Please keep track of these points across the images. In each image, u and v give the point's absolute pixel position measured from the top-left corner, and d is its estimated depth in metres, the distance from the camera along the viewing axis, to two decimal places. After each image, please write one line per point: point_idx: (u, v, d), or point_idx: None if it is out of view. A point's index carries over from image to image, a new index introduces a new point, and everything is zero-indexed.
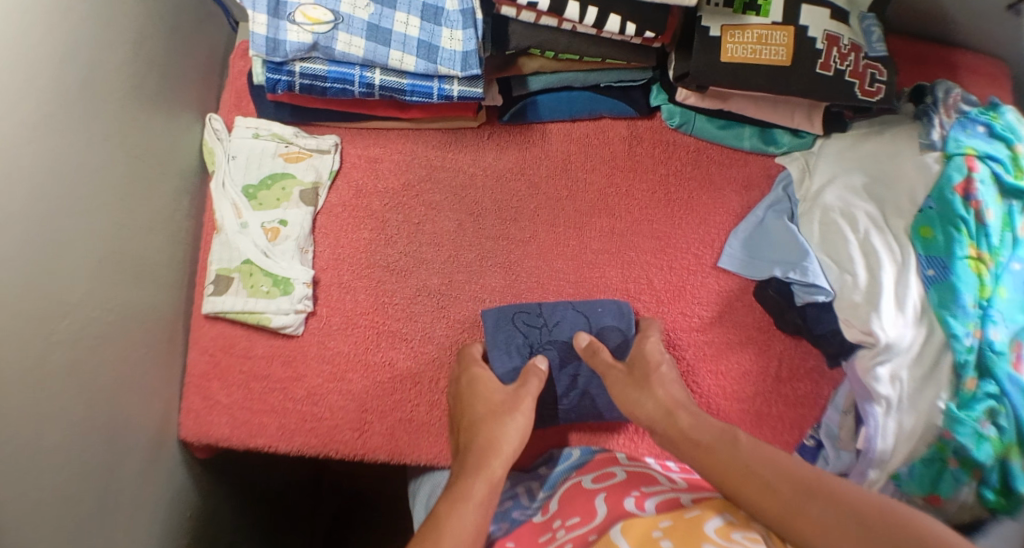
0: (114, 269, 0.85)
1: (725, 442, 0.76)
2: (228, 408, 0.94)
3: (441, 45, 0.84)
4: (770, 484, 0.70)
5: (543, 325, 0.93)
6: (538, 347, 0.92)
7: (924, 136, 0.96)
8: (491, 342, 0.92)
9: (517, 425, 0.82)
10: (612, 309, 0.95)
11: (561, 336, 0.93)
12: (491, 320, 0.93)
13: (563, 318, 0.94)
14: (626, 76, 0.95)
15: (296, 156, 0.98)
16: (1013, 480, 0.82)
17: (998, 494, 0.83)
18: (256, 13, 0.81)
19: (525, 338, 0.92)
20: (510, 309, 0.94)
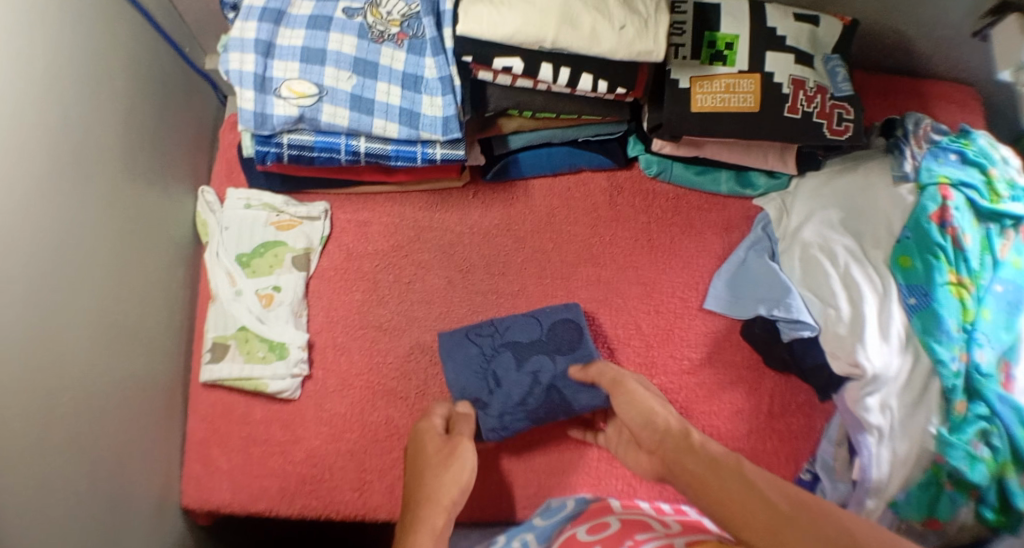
0: (112, 341, 0.87)
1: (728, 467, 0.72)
2: (228, 474, 0.95)
3: (422, 112, 0.86)
4: (762, 516, 0.66)
5: (494, 332, 0.96)
6: (491, 353, 0.94)
7: (897, 168, 1.00)
8: (446, 361, 0.94)
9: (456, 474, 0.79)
10: (562, 307, 0.97)
11: (513, 338, 0.95)
12: (445, 341, 0.95)
13: (513, 323, 0.96)
14: (603, 130, 0.99)
15: (287, 224, 1.00)
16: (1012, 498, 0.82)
17: (998, 513, 0.84)
18: (244, 90, 0.84)
19: (479, 351, 0.95)
20: (461, 328, 0.96)
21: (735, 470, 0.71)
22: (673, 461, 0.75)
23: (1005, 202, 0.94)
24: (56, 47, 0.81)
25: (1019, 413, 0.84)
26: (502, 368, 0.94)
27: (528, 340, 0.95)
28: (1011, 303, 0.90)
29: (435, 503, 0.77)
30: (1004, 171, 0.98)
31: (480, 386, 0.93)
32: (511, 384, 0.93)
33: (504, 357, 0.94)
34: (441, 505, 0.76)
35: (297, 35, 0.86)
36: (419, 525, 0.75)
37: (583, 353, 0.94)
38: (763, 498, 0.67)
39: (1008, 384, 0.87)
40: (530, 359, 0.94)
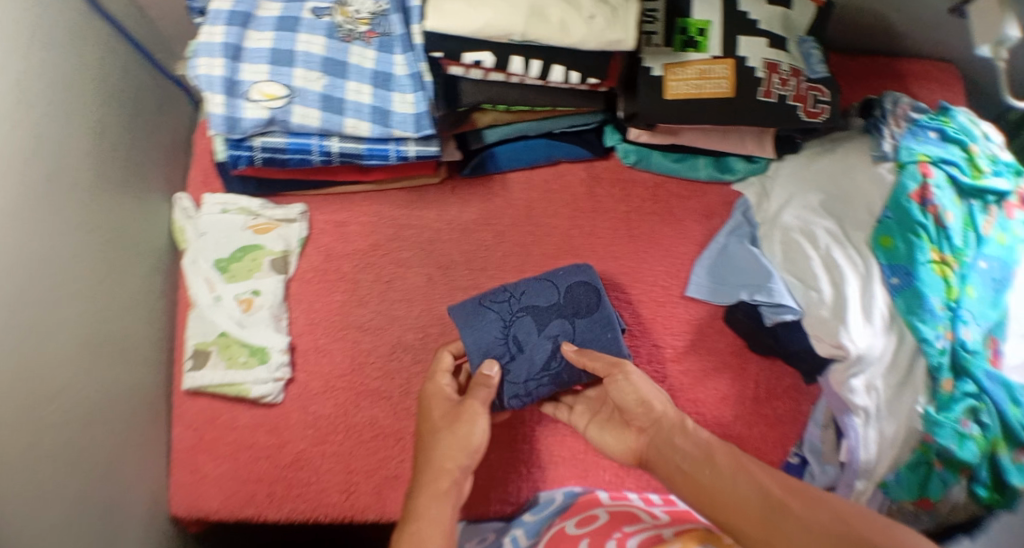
0: (93, 353, 0.86)
1: (718, 455, 0.73)
2: (216, 480, 0.94)
3: (394, 109, 0.86)
4: (750, 504, 0.68)
5: (510, 297, 0.94)
6: (511, 317, 0.93)
7: (877, 148, 0.99)
8: (463, 326, 0.92)
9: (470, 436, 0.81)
10: (574, 269, 0.97)
11: (531, 302, 0.94)
12: (462, 310, 0.93)
13: (529, 289, 0.95)
14: (577, 120, 0.98)
15: (264, 227, 0.99)
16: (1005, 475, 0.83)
17: (990, 490, 0.85)
18: (213, 94, 0.82)
19: (498, 316, 0.93)
20: (474, 297, 0.95)
21: (718, 460, 0.72)
22: (661, 444, 0.78)
23: (987, 178, 0.95)
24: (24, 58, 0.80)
25: (1007, 390, 0.85)
26: (522, 332, 0.92)
27: (546, 304, 0.94)
28: (994, 280, 0.91)
29: (436, 467, 0.79)
30: (984, 147, 0.99)
31: (500, 351, 0.91)
32: (533, 349, 0.91)
33: (524, 322, 0.93)
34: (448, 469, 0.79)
35: (265, 37, 0.85)
36: (424, 488, 0.78)
37: (602, 316, 0.93)
38: (752, 485, 0.69)
39: (996, 360, 0.88)
40: (550, 323, 0.93)
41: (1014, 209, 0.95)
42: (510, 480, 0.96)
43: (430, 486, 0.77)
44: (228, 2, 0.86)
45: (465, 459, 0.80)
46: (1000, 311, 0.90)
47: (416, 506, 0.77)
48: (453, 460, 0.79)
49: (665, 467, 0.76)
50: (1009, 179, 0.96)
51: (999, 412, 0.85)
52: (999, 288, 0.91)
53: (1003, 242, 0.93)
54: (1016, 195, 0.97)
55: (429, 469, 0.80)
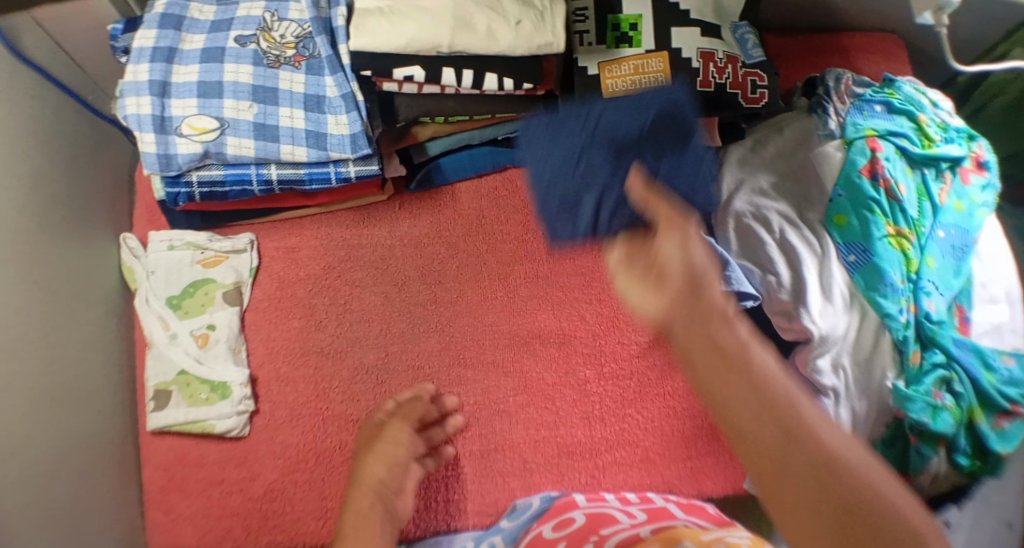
0: (49, 407, 0.85)
1: (754, 385, 0.62)
2: (190, 519, 0.93)
3: (329, 132, 0.85)
4: (730, 395, 0.62)
5: (586, 115, 0.90)
6: (591, 141, 0.90)
7: (823, 127, 1.00)
8: (528, 143, 0.93)
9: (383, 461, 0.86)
10: (660, 97, 0.90)
11: (610, 124, 0.90)
12: (530, 134, 0.92)
13: (619, 116, 0.90)
14: (521, 125, 0.97)
15: (213, 260, 0.98)
16: (987, 442, 0.84)
17: (972, 458, 0.85)
18: (144, 133, 0.83)
19: (583, 129, 0.89)
20: (538, 125, 0.91)
21: (742, 372, 0.63)
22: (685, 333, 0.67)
23: (938, 146, 0.95)
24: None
25: (978, 355, 0.86)
26: (594, 162, 0.89)
27: (627, 134, 0.89)
28: (956, 247, 0.91)
29: (362, 487, 0.84)
30: (934, 114, 0.99)
31: (567, 189, 0.89)
32: (599, 181, 0.88)
33: (598, 151, 0.89)
34: (364, 488, 0.84)
35: (191, 70, 0.85)
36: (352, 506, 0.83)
37: (692, 153, 0.89)
38: (779, 417, 0.60)
39: (965, 327, 0.88)
40: (627, 156, 0.88)
41: (970, 173, 0.95)
42: (487, 489, 0.94)
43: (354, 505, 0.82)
44: (150, 39, 0.85)
45: (385, 474, 0.86)
46: (963, 278, 0.90)
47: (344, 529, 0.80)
48: (376, 474, 0.85)
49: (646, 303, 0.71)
50: (962, 143, 0.96)
51: (971, 379, 0.85)
52: (962, 255, 0.91)
53: (961, 208, 0.92)
54: (971, 160, 0.96)
55: (357, 486, 0.85)
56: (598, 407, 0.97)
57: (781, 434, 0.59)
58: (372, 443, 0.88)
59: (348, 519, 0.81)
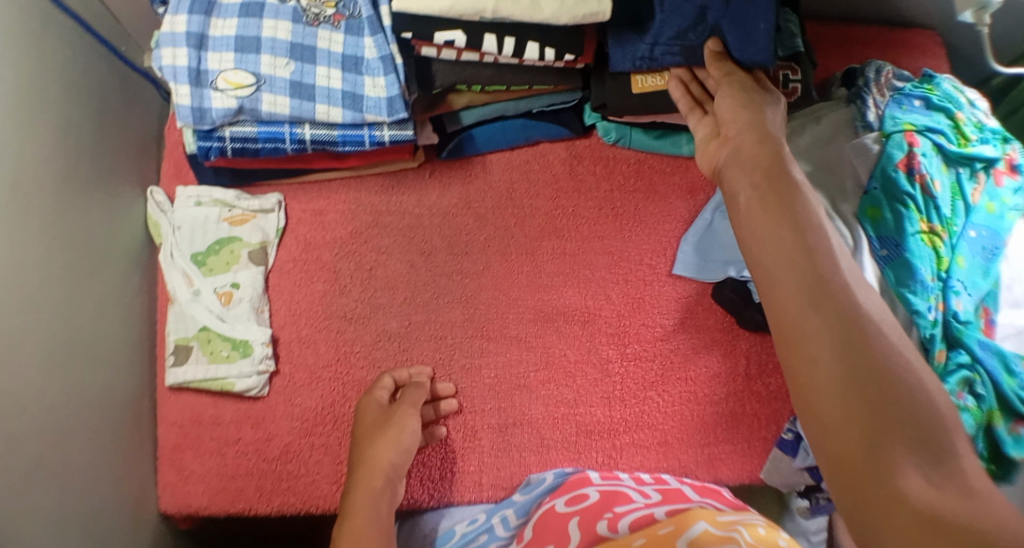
0: (69, 356, 0.85)
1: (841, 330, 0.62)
2: (203, 477, 0.93)
3: (365, 94, 0.85)
4: (791, 283, 0.66)
5: None
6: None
7: (861, 118, 0.99)
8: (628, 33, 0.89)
9: (390, 439, 0.85)
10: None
11: None
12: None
13: None
14: (556, 99, 0.96)
15: (240, 219, 0.98)
16: (1003, 446, 0.82)
17: (989, 461, 0.84)
18: (179, 85, 0.82)
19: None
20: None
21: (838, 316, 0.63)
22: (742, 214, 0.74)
23: (974, 145, 0.93)
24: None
25: (1002, 359, 0.83)
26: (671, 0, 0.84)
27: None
28: (985, 249, 0.88)
29: (372, 465, 0.84)
30: (972, 113, 0.97)
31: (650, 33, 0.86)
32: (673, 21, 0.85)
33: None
34: (376, 468, 0.84)
35: (229, 25, 0.84)
36: (358, 492, 0.82)
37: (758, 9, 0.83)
38: (846, 361, 0.61)
39: (990, 331, 0.86)
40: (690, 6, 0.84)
41: (1003, 176, 0.93)
42: (504, 463, 0.93)
43: (366, 485, 0.82)
44: None
45: (398, 459, 0.85)
46: (989, 279, 0.88)
47: (351, 512, 0.80)
48: (386, 457, 0.84)
49: (735, 184, 0.76)
50: (996, 145, 0.94)
51: (993, 381, 0.82)
52: (991, 257, 0.88)
53: (992, 209, 0.90)
54: (1005, 162, 0.94)
55: (364, 465, 0.85)
56: (619, 387, 0.96)
57: (837, 334, 0.62)
58: (379, 423, 0.87)
59: (360, 502, 0.81)
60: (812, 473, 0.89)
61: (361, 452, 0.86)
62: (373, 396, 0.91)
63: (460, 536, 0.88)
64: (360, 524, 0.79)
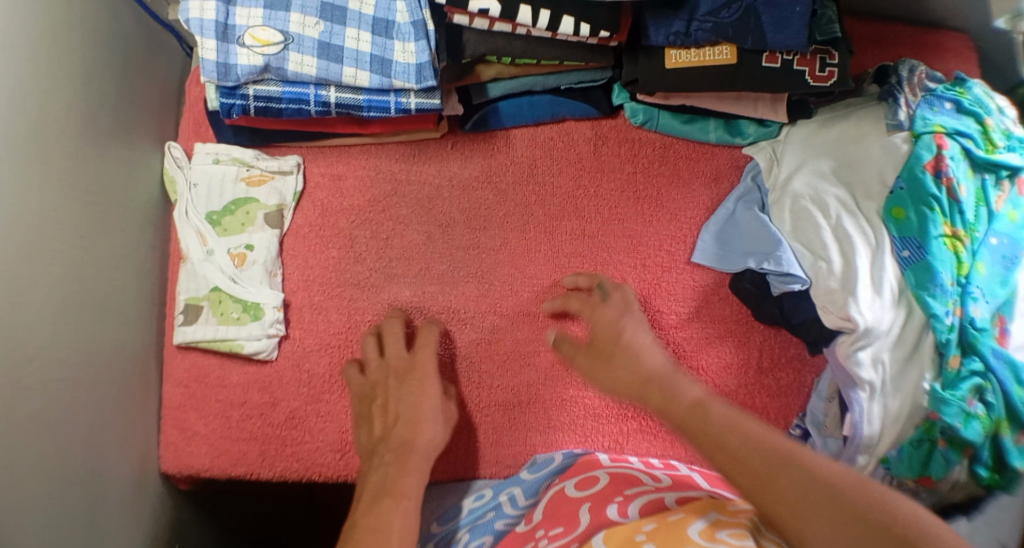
0: (79, 307, 0.84)
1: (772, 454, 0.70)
2: (207, 438, 0.93)
3: (394, 59, 0.83)
4: (757, 460, 0.70)
5: None
6: None
7: (891, 116, 0.94)
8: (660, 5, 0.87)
9: (441, 427, 0.85)
10: None
11: None
12: None
13: None
14: (586, 76, 0.95)
15: (258, 180, 0.96)
16: (1007, 456, 0.81)
17: (992, 470, 0.82)
18: (205, 39, 0.81)
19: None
20: None
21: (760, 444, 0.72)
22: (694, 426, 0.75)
23: (1000, 152, 0.90)
24: (9, 5, 0.76)
25: (1013, 370, 0.81)
26: None
27: None
28: (1003, 257, 0.86)
29: (417, 443, 0.83)
30: (1000, 120, 0.93)
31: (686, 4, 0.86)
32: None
33: None
34: (425, 451, 0.83)
35: None
36: (406, 464, 0.80)
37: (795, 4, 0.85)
38: (789, 480, 0.68)
39: (1004, 339, 0.84)
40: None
41: None
42: (511, 442, 0.93)
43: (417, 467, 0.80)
44: None
45: (439, 442, 0.85)
46: (1004, 288, 0.86)
47: (396, 485, 0.78)
48: (429, 438, 0.84)
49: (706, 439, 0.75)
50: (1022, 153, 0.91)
51: (1001, 391, 0.81)
52: (1008, 266, 0.86)
53: (1012, 219, 0.88)
54: None
55: (410, 441, 0.83)
56: None
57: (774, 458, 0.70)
58: (407, 376, 0.88)
59: (410, 481, 0.79)
60: None
61: (412, 427, 0.84)
62: (416, 360, 0.89)
63: (469, 512, 0.87)
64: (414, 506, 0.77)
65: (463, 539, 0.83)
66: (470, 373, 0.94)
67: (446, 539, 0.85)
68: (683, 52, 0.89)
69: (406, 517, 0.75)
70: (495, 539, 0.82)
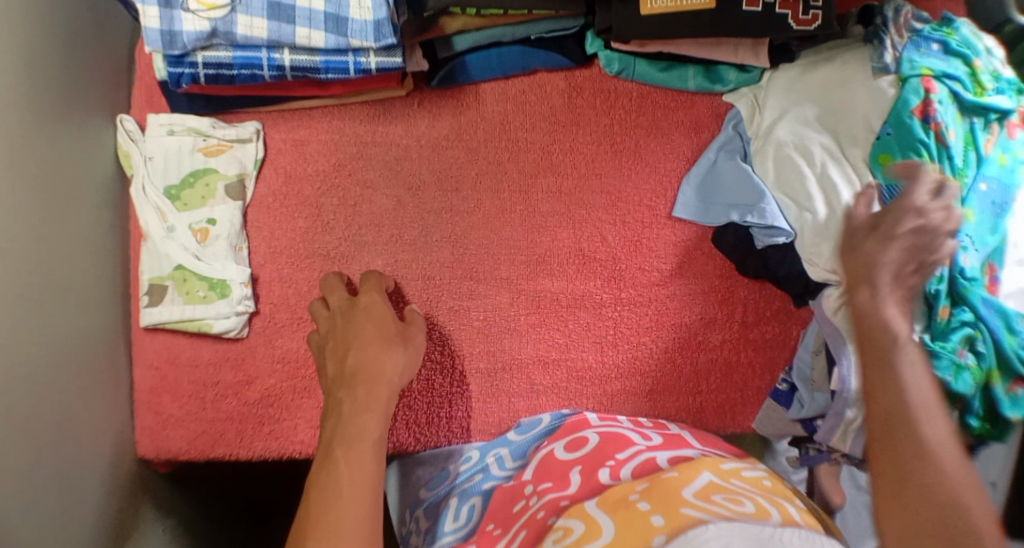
0: (37, 298, 0.79)
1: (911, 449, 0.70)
2: (181, 420, 0.90)
3: (350, 16, 0.78)
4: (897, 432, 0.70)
5: None
6: None
7: (877, 59, 0.89)
8: None
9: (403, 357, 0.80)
10: None
11: None
12: None
13: None
14: (557, 25, 0.90)
15: (216, 149, 0.92)
16: (999, 407, 0.79)
17: (983, 420, 0.80)
18: (146, 6, 0.76)
19: None
20: None
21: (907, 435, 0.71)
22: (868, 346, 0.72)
23: (989, 95, 0.85)
24: None
25: (1005, 318, 0.79)
26: None
27: None
28: (994, 202, 0.83)
29: (376, 375, 0.77)
30: (989, 61, 0.88)
31: None
32: None
33: None
34: (386, 384, 0.77)
35: None
36: (362, 402, 0.74)
37: None
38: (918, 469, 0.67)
39: (993, 287, 0.83)
40: None
41: (1017, 129, 0.86)
42: (493, 408, 0.91)
43: (363, 400, 0.74)
44: None
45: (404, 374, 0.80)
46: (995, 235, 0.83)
47: (351, 427, 0.73)
48: (393, 370, 0.78)
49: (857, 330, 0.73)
50: (1012, 96, 0.86)
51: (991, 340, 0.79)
52: (999, 211, 0.83)
53: (1004, 163, 0.84)
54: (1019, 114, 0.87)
55: (366, 370, 0.77)
56: (612, 331, 0.92)
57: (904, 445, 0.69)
58: (356, 315, 0.83)
59: (368, 419, 0.73)
60: (806, 426, 0.89)
61: (374, 361, 0.78)
62: (358, 302, 0.85)
63: (456, 477, 0.85)
64: (371, 448, 0.71)
65: (450, 503, 0.80)
66: (446, 339, 0.91)
67: (433, 504, 0.83)
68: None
69: (358, 463, 0.70)
70: (484, 499, 0.79)
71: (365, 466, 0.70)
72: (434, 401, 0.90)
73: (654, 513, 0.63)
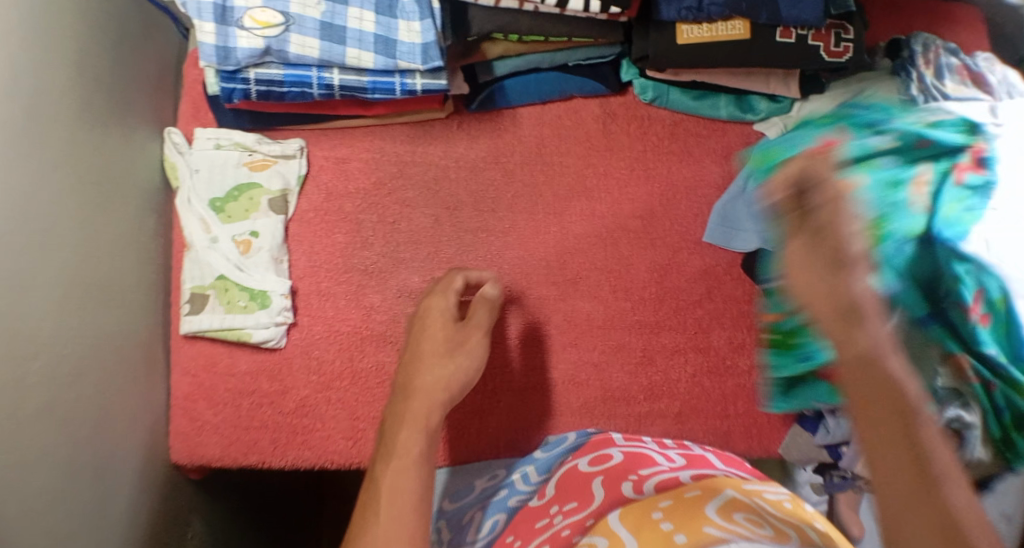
0: (81, 301, 0.82)
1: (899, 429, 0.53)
2: (217, 427, 0.92)
3: (399, 39, 0.82)
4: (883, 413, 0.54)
5: None
6: None
7: (904, 91, 0.92)
8: None
9: (459, 370, 0.80)
10: None
11: None
12: None
13: None
14: (593, 53, 0.93)
15: (261, 164, 0.95)
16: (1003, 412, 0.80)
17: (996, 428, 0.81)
18: (203, 22, 0.78)
19: None
20: None
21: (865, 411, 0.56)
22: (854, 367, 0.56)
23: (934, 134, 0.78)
24: None
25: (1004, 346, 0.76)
26: None
27: None
28: (890, 252, 0.77)
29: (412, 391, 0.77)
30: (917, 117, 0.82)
31: None
32: None
33: None
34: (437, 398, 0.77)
35: None
36: (406, 416, 0.75)
37: None
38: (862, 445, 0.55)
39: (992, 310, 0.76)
40: None
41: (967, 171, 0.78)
42: (524, 425, 0.92)
43: (411, 416, 0.75)
44: None
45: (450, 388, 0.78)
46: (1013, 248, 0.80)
47: (397, 441, 0.73)
48: (433, 390, 0.77)
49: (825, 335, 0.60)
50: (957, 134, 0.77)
51: (991, 365, 0.77)
52: (896, 259, 0.76)
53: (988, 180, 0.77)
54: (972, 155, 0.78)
55: (405, 391, 0.78)
56: (641, 353, 0.94)
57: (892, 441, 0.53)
58: (417, 333, 0.84)
59: (409, 436, 0.73)
60: (832, 451, 0.89)
61: (421, 378, 0.78)
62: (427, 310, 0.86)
63: (481, 490, 0.86)
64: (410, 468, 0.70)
65: (475, 516, 0.82)
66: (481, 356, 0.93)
67: (457, 516, 0.84)
68: (696, 29, 0.87)
69: (398, 475, 0.69)
70: (509, 515, 0.80)
71: (403, 483, 0.69)
72: (467, 418, 0.92)
73: (676, 531, 0.64)
